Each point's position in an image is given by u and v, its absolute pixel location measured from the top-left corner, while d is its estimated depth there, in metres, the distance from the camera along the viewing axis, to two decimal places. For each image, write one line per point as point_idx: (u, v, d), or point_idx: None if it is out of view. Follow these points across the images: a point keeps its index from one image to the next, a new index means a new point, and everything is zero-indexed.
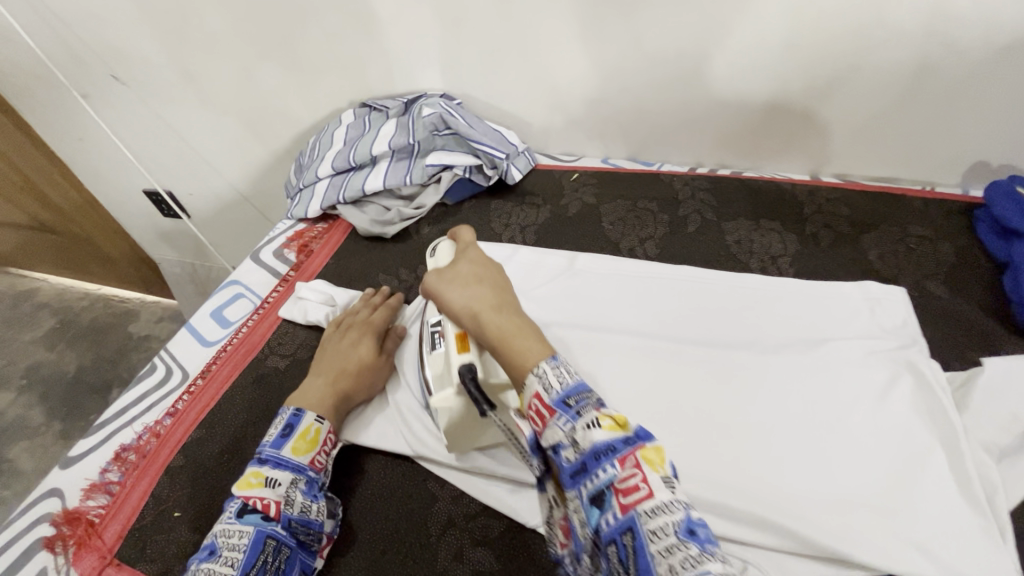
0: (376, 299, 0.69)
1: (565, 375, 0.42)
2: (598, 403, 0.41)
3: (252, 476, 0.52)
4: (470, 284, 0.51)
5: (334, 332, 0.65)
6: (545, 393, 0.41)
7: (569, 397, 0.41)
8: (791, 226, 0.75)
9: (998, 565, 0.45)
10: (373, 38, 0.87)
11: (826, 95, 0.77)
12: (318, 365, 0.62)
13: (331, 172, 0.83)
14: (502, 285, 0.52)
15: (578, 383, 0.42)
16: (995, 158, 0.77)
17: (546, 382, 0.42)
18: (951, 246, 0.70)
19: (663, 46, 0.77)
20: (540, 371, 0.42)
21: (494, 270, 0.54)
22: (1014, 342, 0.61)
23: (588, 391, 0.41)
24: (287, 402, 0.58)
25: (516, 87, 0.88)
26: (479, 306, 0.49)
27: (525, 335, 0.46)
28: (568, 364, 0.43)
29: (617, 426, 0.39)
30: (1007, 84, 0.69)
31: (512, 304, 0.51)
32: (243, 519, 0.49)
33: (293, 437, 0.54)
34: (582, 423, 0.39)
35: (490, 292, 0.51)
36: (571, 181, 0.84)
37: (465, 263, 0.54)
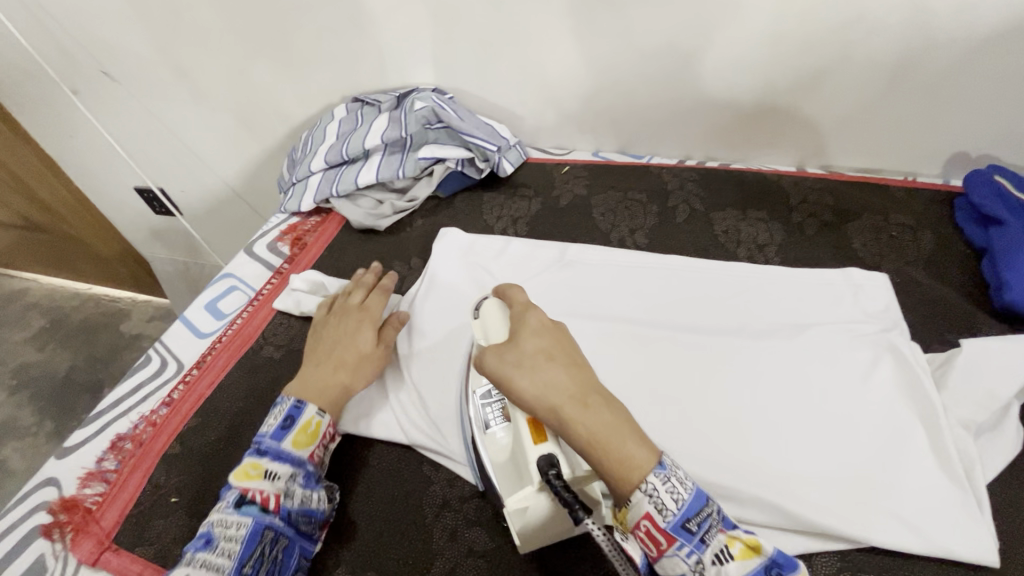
0: (370, 279, 0.70)
1: (682, 486, 0.41)
2: (719, 519, 0.42)
3: (251, 468, 0.51)
4: (545, 368, 0.44)
5: (333, 321, 0.64)
6: (661, 516, 0.40)
7: (689, 520, 0.40)
8: (778, 216, 0.76)
9: (975, 536, 0.47)
10: (365, 33, 0.87)
11: (810, 87, 0.78)
12: (318, 355, 0.61)
13: (324, 166, 0.84)
14: (577, 361, 0.46)
15: (697, 498, 0.41)
16: (974, 148, 0.79)
17: (661, 505, 0.40)
18: (932, 234, 0.72)
19: (652, 40, 0.78)
20: (652, 489, 0.40)
21: (564, 341, 0.47)
22: (992, 325, 0.63)
23: (706, 508, 0.41)
24: (286, 394, 0.58)
25: (507, 81, 0.89)
26: (564, 400, 0.43)
27: (620, 430, 0.42)
28: (680, 470, 0.42)
29: (751, 552, 0.41)
30: (985, 75, 0.71)
31: (596, 386, 0.44)
32: (241, 510, 0.49)
33: (293, 430, 0.54)
34: (710, 553, 0.40)
35: (567, 375, 0.44)
36: (562, 174, 0.85)
37: (529, 339, 0.47)
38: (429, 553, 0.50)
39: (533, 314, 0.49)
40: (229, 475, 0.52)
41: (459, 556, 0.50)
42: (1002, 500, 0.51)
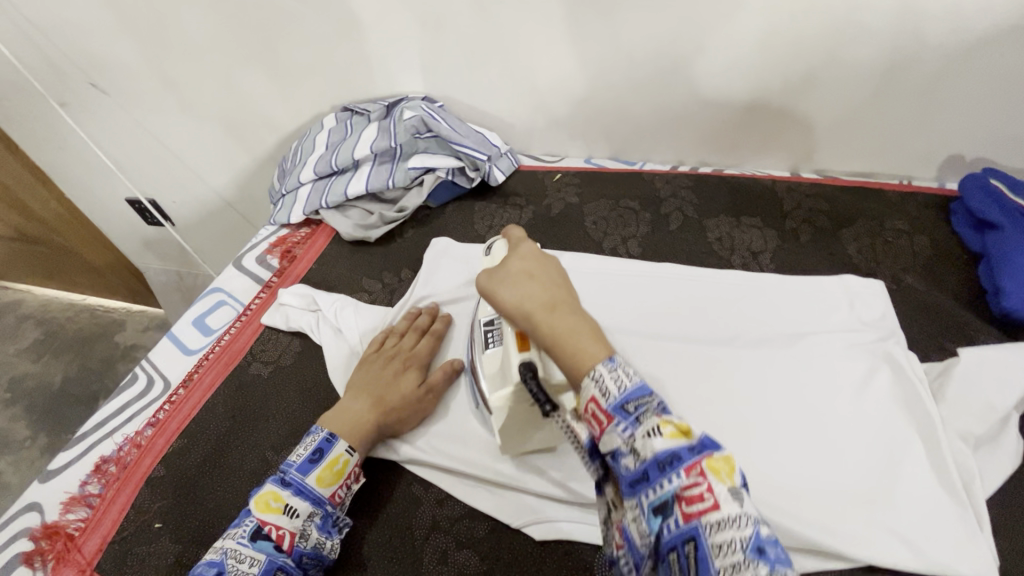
0: (424, 322, 0.64)
1: (626, 375, 0.38)
2: (658, 406, 0.37)
3: (272, 500, 0.50)
4: (522, 281, 0.45)
5: (377, 355, 0.61)
6: (603, 398, 0.38)
7: (627, 402, 0.37)
8: (772, 223, 0.75)
9: (975, 553, 0.46)
10: (353, 42, 0.87)
11: (802, 91, 0.77)
12: (355, 388, 0.58)
13: (314, 177, 0.83)
14: (560, 279, 0.46)
15: (639, 386, 0.38)
16: (969, 151, 0.79)
17: (601, 385, 0.38)
18: (927, 238, 0.71)
19: (642, 46, 0.77)
20: (596, 373, 0.38)
21: (550, 263, 0.48)
22: (990, 332, 0.62)
23: (647, 395, 0.38)
24: (321, 420, 0.56)
25: (497, 89, 0.88)
26: (535, 306, 0.44)
27: (585, 333, 0.41)
28: (626, 361, 0.39)
29: (680, 433, 0.36)
30: (977, 78, 0.71)
31: (571, 300, 0.44)
32: (255, 544, 0.47)
33: (320, 466, 0.52)
34: (641, 431, 0.36)
35: (541, 287, 0.45)
36: (554, 182, 0.84)
37: (512, 258, 0.48)
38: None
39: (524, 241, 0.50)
40: (249, 500, 0.50)
41: None
42: (1002, 513, 0.50)
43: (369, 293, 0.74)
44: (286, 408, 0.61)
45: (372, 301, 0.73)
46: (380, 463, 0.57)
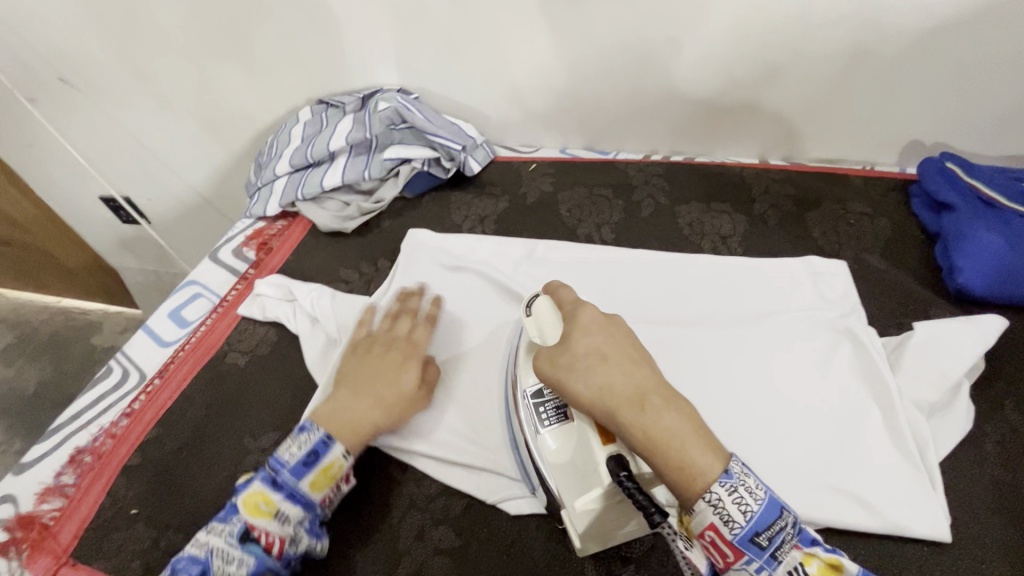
0: (414, 306, 0.63)
1: (755, 493, 0.39)
2: (792, 531, 0.40)
3: (262, 503, 0.48)
4: (599, 371, 0.45)
5: (371, 347, 0.59)
6: (730, 530, 0.39)
7: (758, 533, 0.39)
8: (741, 208, 0.77)
9: (927, 512, 0.49)
10: (327, 34, 0.87)
11: (769, 80, 0.80)
12: (351, 386, 0.55)
13: (289, 169, 0.83)
14: (637, 360, 0.46)
15: (769, 510, 0.39)
16: (927, 136, 0.82)
17: (729, 519, 0.39)
18: (888, 220, 0.74)
19: (613, 37, 0.79)
20: (719, 502, 0.39)
21: (624, 340, 0.47)
22: (945, 308, 0.65)
23: (778, 519, 0.39)
24: (313, 419, 0.53)
25: (472, 80, 0.89)
26: (621, 403, 0.43)
27: (686, 434, 0.41)
28: (749, 476, 0.40)
29: (830, 571, 0.40)
30: (932, 66, 0.74)
31: (656, 387, 0.44)
32: (244, 547, 0.47)
33: (313, 470, 0.50)
34: (784, 570, 0.39)
35: (621, 377, 0.44)
36: (529, 171, 0.85)
37: (584, 342, 0.47)
38: (396, 553, 0.50)
39: (586, 311, 0.49)
40: (238, 499, 0.49)
41: (426, 554, 0.50)
42: (953, 476, 0.52)
43: (347, 283, 0.75)
44: (263, 396, 0.61)
45: (349, 291, 0.74)
46: None
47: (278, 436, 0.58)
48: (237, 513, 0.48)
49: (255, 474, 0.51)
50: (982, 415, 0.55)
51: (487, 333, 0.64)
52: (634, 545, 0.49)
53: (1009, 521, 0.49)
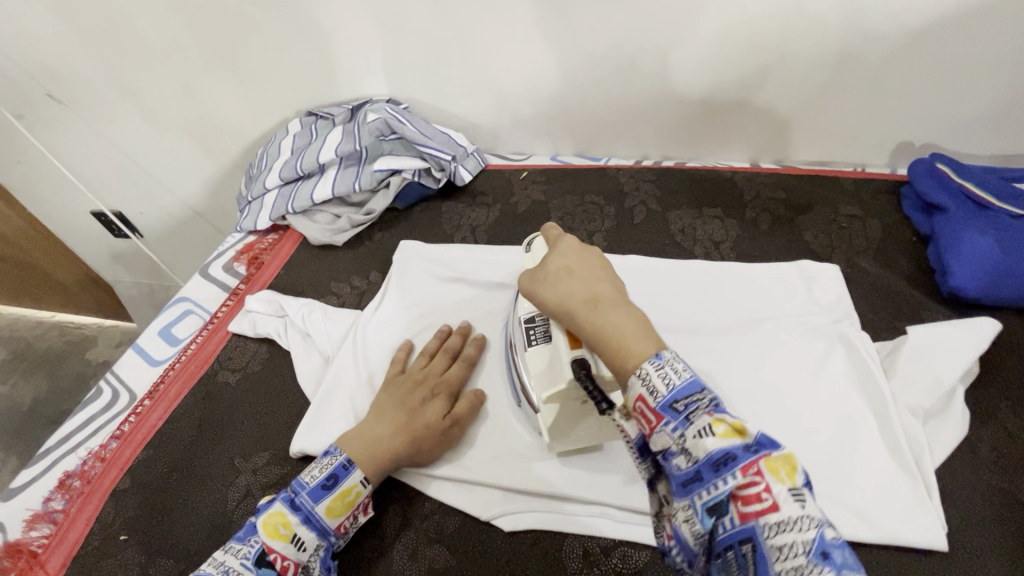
0: (455, 344, 0.61)
1: (679, 369, 0.38)
2: (710, 403, 0.37)
3: (281, 526, 0.48)
4: (563, 278, 0.46)
5: (405, 380, 0.58)
6: (652, 397, 0.37)
7: (677, 401, 0.37)
8: (733, 213, 0.77)
9: (925, 520, 0.48)
10: (314, 47, 0.87)
11: (757, 85, 0.80)
12: (376, 410, 0.56)
13: (279, 183, 0.83)
14: (604, 272, 0.46)
15: (690, 383, 0.38)
16: (917, 137, 0.82)
17: (651, 386, 0.38)
18: (879, 223, 0.74)
19: (601, 44, 0.79)
20: (643, 371, 0.38)
21: (595, 256, 0.48)
22: (938, 310, 0.65)
23: (698, 392, 0.38)
24: (338, 443, 0.53)
25: (461, 90, 0.89)
26: (576, 303, 0.44)
27: (638, 332, 0.41)
28: (676, 355, 0.39)
29: (734, 432, 0.36)
30: (920, 67, 0.74)
31: (619, 295, 0.44)
32: (259, 571, 0.46)
33: (332, 495, 0.50)
34: (692, 431, 0.36)
35: (583, 283, 0.45)
36: (520, 180, 0.85)
37: (554, 258, 0.48)
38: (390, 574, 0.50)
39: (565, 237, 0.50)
40: (257, 520, 0.48)
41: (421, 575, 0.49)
42: (949, 482, 0.52)
43: (338, 297, 0.74)
44: (254, 415, 0.61)
45: (341, 305, 0.74)
46: None
47: (269, 456, 0.57)
48: (255, 533, 0.48)
49: (275, 495, 0.51)
50: (976, 419, 0.55)
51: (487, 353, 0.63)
52: (631, 560, 0.49)
53: (1007, 527, 0.49)
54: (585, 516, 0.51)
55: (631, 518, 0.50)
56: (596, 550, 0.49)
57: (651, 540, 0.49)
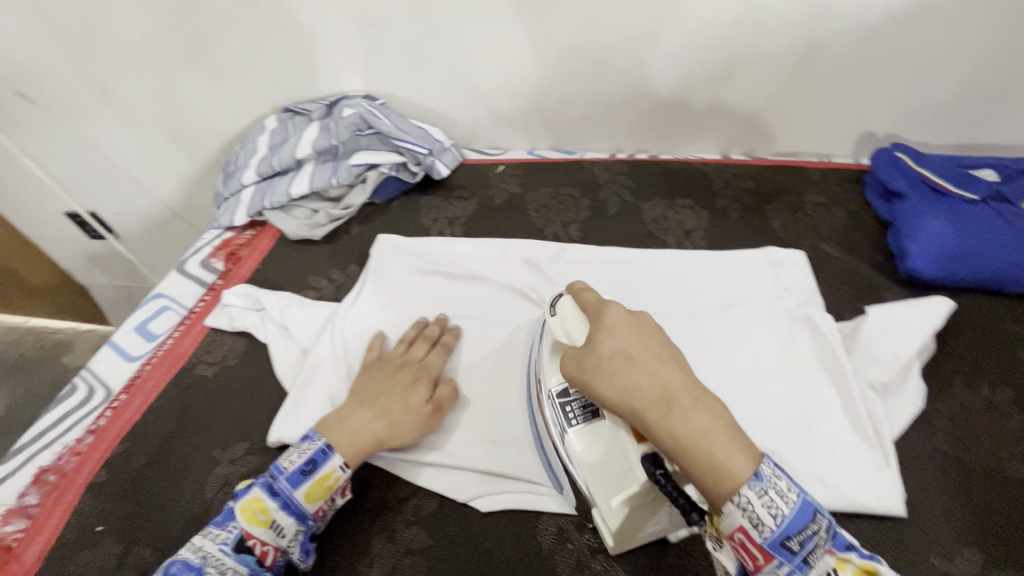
0: (434, 332, 0.63)
1: (786, 495, 0.38)
2: (826, 532, 0.39)
3: (259, 511, 0.48)
4: (623, 369, 0.42)
5: (383, 367, 0.59)
6: (760, 534, 0.37)
7: (788, 537, 0.38)
8: (704, 203, 0.79)
9: (883, 488, 0.51)
10: (290, 43, 0.87)
11: (726, 78, 0.82)
12: (357, 397, 0.56)
13: (256, 179, 0.83)
14: (667, 358, 0.43)
15: (800, 512, 0.38)
16: (878, 128, 0.85)
17: (759, 522, 0.37)
18: (843, 210, 0.77)
19: (573, 39, 0.80)
20: (750, 505, 0.37)
21: (651, 336, 0.44)
22: (897, 292, 0.67)
23: (810, 522, 0.38)
24: (318, 427, 0.53)
25: (437, 85, 0.90)
26: (647, 403, 0.41)
27: (724, 440, 0.39)
28: (779, 476, 0.38)
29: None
30: (879, 60, 0.77)
31: (689, 388, 0.41)
32: (238, 555, 0.47)
33: (310, 481, 0.50)
34: (816, 574, 0.38)
35: (647, 377, 0.42)
36: (497, 173, 0.86)
37: (607, 341, 0.44)
38: (369, 555, 0.50)
39: (612, 310, 0.46)
40: (236, 505, 0.49)
41: (399, 555, 0.50)
42: (907, 453, 0.54)
43: (316, 290, 0.75)
44: (233, 407, 0.61)
45: (319, 298, 0.74)
46: None
47: (247, 446, 0.58)
48: (234, 518, 0.48)
49: (255, 480, 0.51)
50: (932, 393, 0.58)
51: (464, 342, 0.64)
52: (603, 535, 0.50)
53: (960, 493, 0.51)
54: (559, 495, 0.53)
55: None
56: (569, 527, 0.51)
57: None
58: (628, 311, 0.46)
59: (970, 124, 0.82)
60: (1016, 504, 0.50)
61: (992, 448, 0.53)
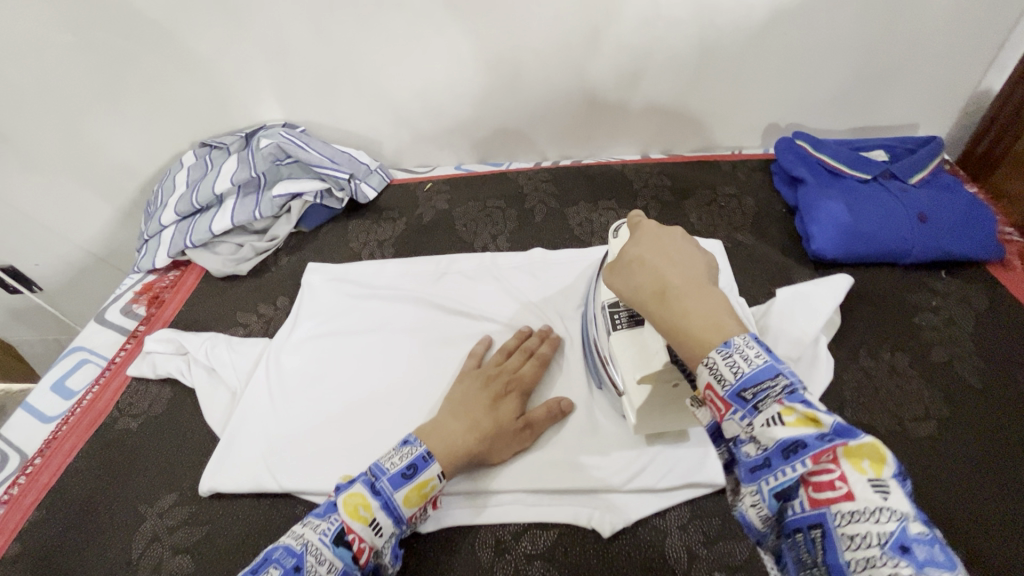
0: (532, 344, 0.61)
1: (752, 357, 0.36)
2: (786, 390, 0.36)
3: (361, 507, 0.47)
4: (635, 267, 0.44)
5: (478, 375, 0.59)
6: (719, 385, 0.37)
7: (746, 389, 0.36)
8: (626, 204, 0.82)
9: None
10: (201, 78, 0.86)
11: (635, 81, 0.85)
12: (451, 405, 0.56)
13: (176, 218, 0.81)
14: (684, 258, 0.43)
15: (763, 370, 0.36)
16: (780, 119, 0.90)
17: (718, 375, 0.37)
18: (753, 198, 0.81)
19: (484, 55, 0.82)
20: (710, 361, 0.37)
21: (671, 241, 0.45)
22: (805, 271, 0.72)
23: (770, 378, 0.36)
24: (417, 433, 0.53)
25: (357, 109, 0.90)
26: (647, 296, 0.42)
27: (712, 322, 0.38)
28: (749, 343, 0.37)
29: (806, 421, 0.34)
30: (770, 55, 0.82)
31: (693, 284, 0.41)
32: (337, 549, 0.44)
33: (411, 484, 0.48)
34: (761, 420, 0.36)
35: (650, 273, 0.43)
36: (425, 192, 0.87)
37: (630, 247, 0.46)
38: None
39: (645, 228, 0.48)
40: (338, 496, 0.47)
41: None
42: None
43: (244, 326, 0.73)
44: (157, 459, 0.59)
45: (248, 334, 0.73)
46: (260, 497, 0.56)
47: (175, 497, 0.56)
48: (335, 509, 0.47)
49: (354, 477, 0.49)
50: (838, 365, 0.61)
51: (406, 364, 0.64)
52: (540, 541, 0.51)
53: None
54: (495, 506, 0.53)
55: (541, 499, 0.53)
56: (507, 537, 0.52)
57: (557, 519, 0.52)
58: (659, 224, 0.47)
59: (860, 110, 0.89)
60: (915, 461, 0.54)
61: (893, 412, 0.57)
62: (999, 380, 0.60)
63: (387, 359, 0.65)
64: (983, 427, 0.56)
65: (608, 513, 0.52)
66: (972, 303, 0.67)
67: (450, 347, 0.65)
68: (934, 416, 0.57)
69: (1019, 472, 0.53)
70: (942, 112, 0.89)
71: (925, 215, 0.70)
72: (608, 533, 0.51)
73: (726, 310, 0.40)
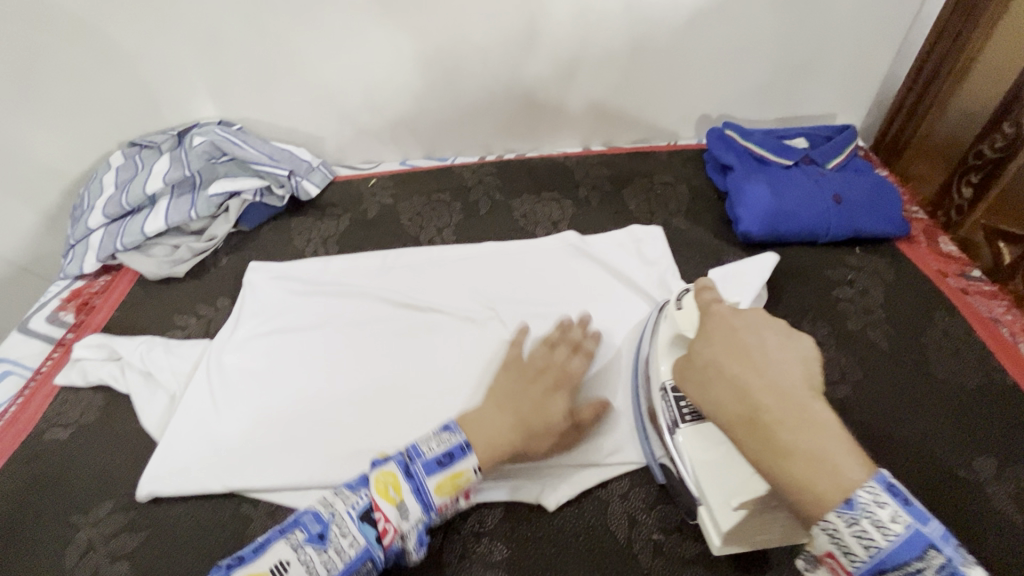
0: (579, 336, 0.60)
1: (889, 526, 0.34)
2: (938, 569, 0.33)
3: (391, 487, 0.48)
4: (714, 378, 0.42)
5: (525, 367, 0.57)
6: (852, 556, 0.35)
7: (887, 565, 0.34)
8: (569, 194, 0.84)
9: None
10: (127, 74, 0.82)
11: (574, 75, 0.87)
12: (495, 397, 0.54)
13: (105, 221, 0.77)
14: (773, 364, 0.40)
15: (906, 543, 0.34)
16: (712, 110, 0.95)
17: (847, 545, 0.35)
18: (687, 185, 0.85)
19: (423, 51, 0.83)
20: (838, 530, 0.35)
21: (752, 341, 0.42)
22: (735, 253, 0.76)
23: (917, 555, 0.34)
24: (459, 422, 0.52)
25: (296, 106, 0.88)
26: (733, 419, 0.40)
27: (824, 465, 0.35)
28: (882, 503, 0.34)
29: None
30: (698, 50, 0.86)
31: (783, 404, 0.38)
32: (362, 524, 0.47)
33: (443, 472, 0.49)
34: None
35: (734, 389, 0.40)
36: (369, 187, 0.86)
37: (707, 349, 0.44)
38: None
39: (720, 326, 0.45)
40: (373, 471, 0.49)
41: None
42: None
43: (183, 328, 0.71)
44: (89, 468, 0.57)
45: (187, 336, 0.71)
46: (202, 499, 0.55)
47: (111, 505, 0.54)
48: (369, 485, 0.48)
49: (394, 455, 0.51)
50: None
51: (354, 358, 0.64)
52: (487, 520, 0.53)
53: None
54: None
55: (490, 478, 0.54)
56: (454, 518, 0.53)
57: (502, 498, 0.53)
58: (735, 320, 0.45)
59: (783, 101, 0.94)
60: None
61: None
62: (907, 345, 0.65)
63: (333, 356, 0.64)
64: (892, 386, 0.61)
65: (553, 488, 0.54)
66: (882, 275, 0.72)
67: (398, 340, 0.65)
68: (849, 378, 0.62)
69: (923, 425, 0.58)
70: (857, 102, 0.96)
71: (840, 196, 0.75)
72: (552, 506, 0.52)
73: (835, 439, 0.36)
